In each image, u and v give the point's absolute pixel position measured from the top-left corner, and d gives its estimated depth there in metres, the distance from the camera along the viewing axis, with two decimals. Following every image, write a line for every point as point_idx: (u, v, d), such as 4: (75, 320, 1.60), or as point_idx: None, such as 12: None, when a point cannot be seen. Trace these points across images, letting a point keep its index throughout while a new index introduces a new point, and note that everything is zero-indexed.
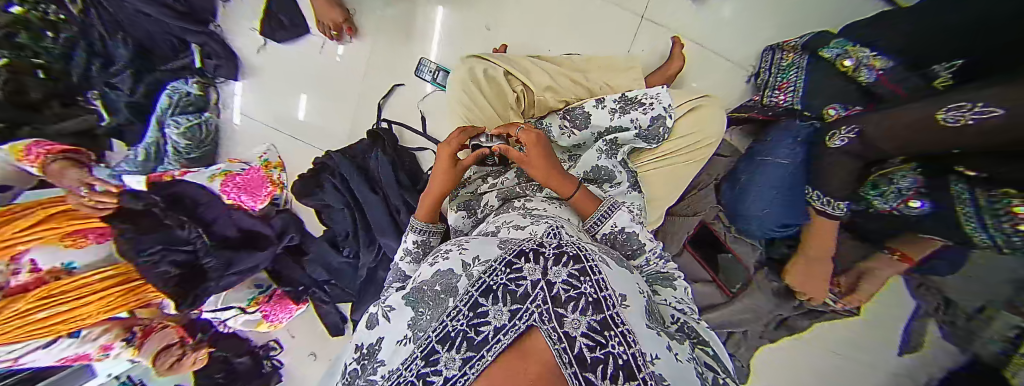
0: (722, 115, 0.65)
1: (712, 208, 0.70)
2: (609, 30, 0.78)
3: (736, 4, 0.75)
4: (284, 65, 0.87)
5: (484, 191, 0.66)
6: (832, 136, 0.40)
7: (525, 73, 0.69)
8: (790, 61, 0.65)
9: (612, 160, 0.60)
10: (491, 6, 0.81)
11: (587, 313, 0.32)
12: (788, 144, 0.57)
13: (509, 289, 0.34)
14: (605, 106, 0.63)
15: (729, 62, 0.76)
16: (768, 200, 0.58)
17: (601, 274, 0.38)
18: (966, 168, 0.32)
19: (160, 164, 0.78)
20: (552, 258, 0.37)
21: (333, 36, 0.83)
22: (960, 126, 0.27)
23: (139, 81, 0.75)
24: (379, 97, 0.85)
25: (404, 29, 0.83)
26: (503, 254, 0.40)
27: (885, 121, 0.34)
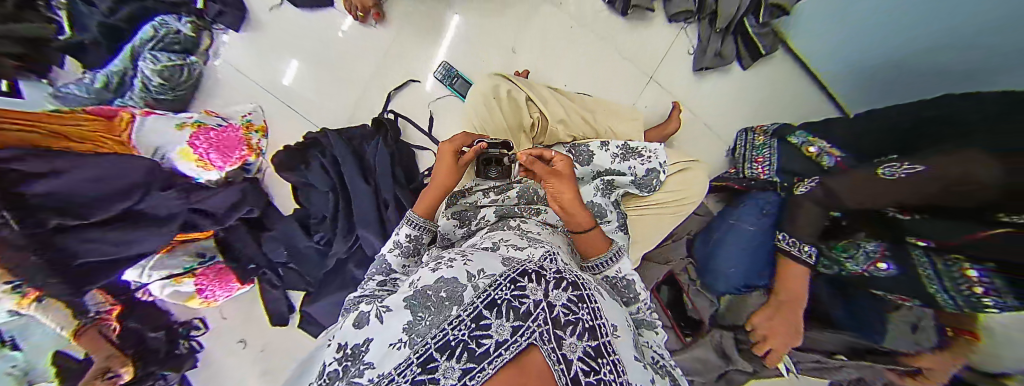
0: (705, 180, 0.72)
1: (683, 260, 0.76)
2: (623, 81, 0.85)
3: (733, 87, 0.85)
4: (293, 30, 0.82)
5: (484, 204, 0.67)
6: (802, 185, 0.54)
7: (544, 101, 0.72)
8: (761, 142, 0.73)
9: (605, 199, 0.64)
10: (520, 31, 0.84)
11: (584, 338, 0.33)
12: (755, 218, 0.67)
13: (513, 305, 0.33)
14: (607, 148, 0.67)
15: (716, 135, 0.86)
16: (737, 259, 0.66)
17: (596, 303, 0.39)
18: (917, 239, 0.40)
19: (119, 97, 0.69)
20: (552, 282, 0.38)
21: (358, 15, 0.81)
22: (894, 177, 0.37)
23: (123, 3, 0.68)
24: (390, 86, 0.83)
25: (431, 29, 0.84)
26: (506, 271, 0.39)
27: (847, 182, 0.44)
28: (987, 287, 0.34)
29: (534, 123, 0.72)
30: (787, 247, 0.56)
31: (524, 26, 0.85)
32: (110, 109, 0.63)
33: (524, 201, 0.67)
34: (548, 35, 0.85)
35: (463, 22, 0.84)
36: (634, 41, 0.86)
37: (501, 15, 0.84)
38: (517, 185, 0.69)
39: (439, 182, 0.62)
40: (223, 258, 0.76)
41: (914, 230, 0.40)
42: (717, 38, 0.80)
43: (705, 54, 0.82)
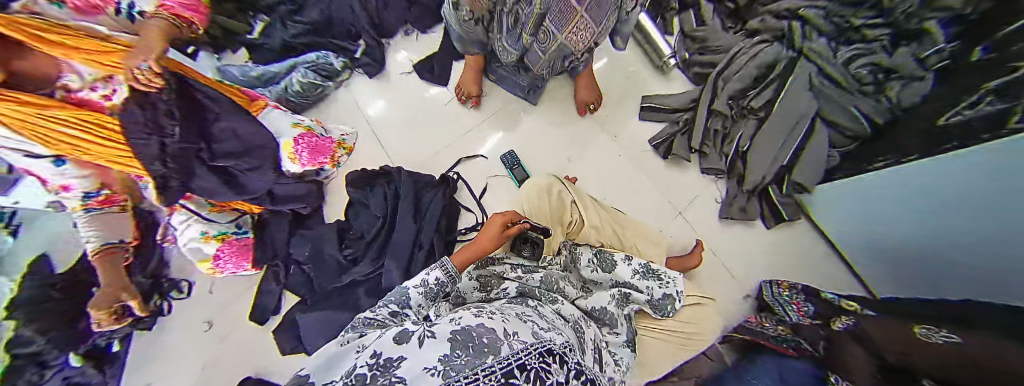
0: (716, 321, 0.78)
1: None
2: (653, 210, 0.99)
3: (744, 248, 0.98)
4: (407, 89, 1.03)
5: (509, 278, 0.68)
6: (839, 320, 0.69)
7: (584, 206, 0.84)
8: (787, 293, 0.86)
9: (618, 310, 0.68)
10: (580, 147, 1.03)
11: None
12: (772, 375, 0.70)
13: (542, 376, 0.36)
14: (630, 263, 0.74)
15: (733, 276, 0.96)
16: None
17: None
18: None
19: (262, 86, 0.90)
20: (572, 374, 0.42)
21: (462, 99, 1.02)
22: (932, 336, 0.51)
23: (305, 35, 0.95)
24: (463, 154, 0.99)
25: (511, 123, 1.03)
26: (536, 344, 0.44)
27: (875, 329, 0.61)
28: None
29: (573, 222, 0.83)
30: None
31: (585, 143, 1.03)
32: (256, 94, 0.83)
33: (549, 289, 0.66)
34: (603, 158, 1.02)
35: (538, 127, 1.03)
36: (667, 184, 1.01)
37: (568, 130, 1.04)
38: (541, 270, 0.70)
39: (482, 244, 0.68)
40: (253, 236, 0.84)
41: None
42: (742, 197, 0.96)
43: (731, 207, 0.96)
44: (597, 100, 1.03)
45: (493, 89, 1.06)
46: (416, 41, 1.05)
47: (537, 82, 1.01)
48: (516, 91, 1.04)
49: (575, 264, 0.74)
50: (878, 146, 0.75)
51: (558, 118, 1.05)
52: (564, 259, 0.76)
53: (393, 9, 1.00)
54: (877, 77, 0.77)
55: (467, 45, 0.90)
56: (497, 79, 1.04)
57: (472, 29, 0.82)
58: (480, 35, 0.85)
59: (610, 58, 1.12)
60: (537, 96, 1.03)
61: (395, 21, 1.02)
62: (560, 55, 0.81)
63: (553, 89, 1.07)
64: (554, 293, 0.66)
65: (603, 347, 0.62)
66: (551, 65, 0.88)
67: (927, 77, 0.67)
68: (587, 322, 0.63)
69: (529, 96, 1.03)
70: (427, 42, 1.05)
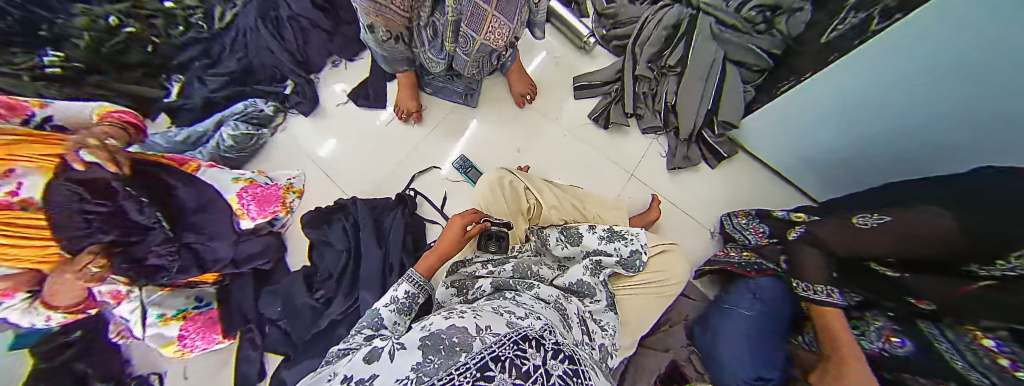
0: (686, 266, 0.83)
1: (681, 347, 0.87)
2: (607, 179, 1.04)
3: (698, 192, 1.04)
4: (345, 121, 1.02)
5: (481, 275, 0.68)
6: (793, 231, 0.76)
7: (539, 190, 0.87)
8: (743, 220, 0.94)
9: (594, 279, 0.72)
10: (527, 138, 1.07)
11: None
12: (749, 297, 0.76)
13: (516, 363, 0.37)
14: (594, 232, 0.79)
15: (694, 221, 1.02)
16: (740, 349, 0.73)
17: (588, 380, 0.42)
18: (916, 300, 0.52)
19: (191, 150, 0.86)
20: (550, 353, 0.43)
21: (404, 117, 1.03)
22: (866, 222, 0.57)
23: (227, 87, 0.93)
24: (415, 170, 1.00)
25: (457, 129, 1.05)
26: (510, 333, 0.44)
27: (819, 228, 0.67)
28: (1001, 344, 0.40)
29: (531, 208, 0.86)
30: (807, 293, 0.65)
31: (532, 133, 1.07)
32: (183, 157, 0.78)
33: (527, 274, 0.69)
34: (551, 142, 1.06)
35: (483, 127, 1.06)
36: (614, 152, 1.07)
37: (511, 125, 1.07)
38: (512, 260, 0.72)
39: (442, 247, 0.69)
40: (218, 306, 0.80)
41: (914, 291, 0.52)
42: (682, 147, 1.04)
43: (675, 157, 1.04)
44: (533, 88, 1.07)
45: (431, 102, 1.07)
46: (342, 72, 1.06)
47: (472, 85, 1.04)
48: (454, 98, 1.06)
49: (545, 246, 0.78)
50: (781, 73, 0.83)
51: (499, 115, 1.08)
52: (535, 244, 0.79)
53: (314, 46, 1.00)
54: (765, 17, 0.83)
55: (395, 66, 0.91)
56: (434, 91, 1.06)
57: (394, 47, 0.82)
58: (404, 53, 0.87)
59: (535, 46, 1.16)
60: (475, 97, 1.06)
61: (318, 57, 1.02)
62: (483, 56, 0.84)
63: (489, 88, 1.10)
64: (529, 278, 0.68)
65: (586, 316, 0.65)
66: (477, 65, 0.90)
67: (806, 7, 0.73)
68: (564, 299, 0.65)
69: (467, 99, 1.06)
70: (359, 70, 1.06)
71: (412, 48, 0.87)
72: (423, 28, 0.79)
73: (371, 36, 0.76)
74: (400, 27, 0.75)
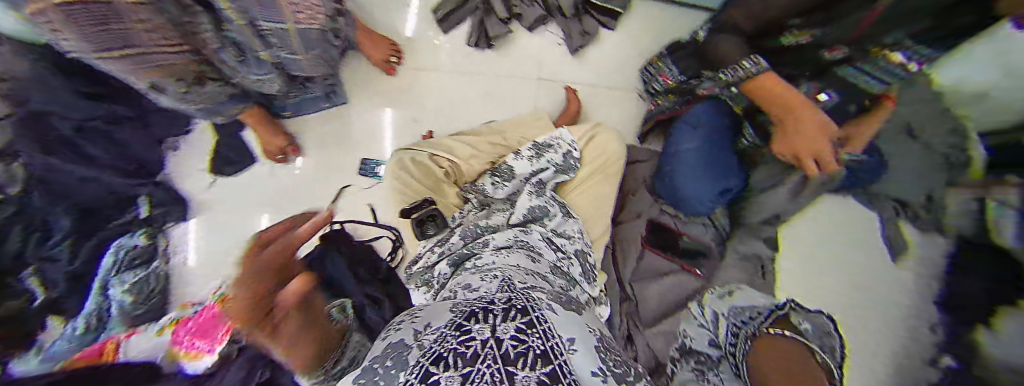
0: (617, 138, 0.89)
1: (648, 207, 0.91)
2: (520, 95, 1.08)
3: (603, 60, 1.10)
4: (230, 196, 1.00)
5: (435, 262, 0.65)
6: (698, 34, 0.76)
7: (448, 151, 0.84)
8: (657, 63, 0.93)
9: (542, 199, 0.74)
10: (416, 103, 1.04)
11: (537, 367, 0.34)
12: (690, 131, 0.81)
13: (460, 352, 0.34)
14: (523, 156, 0.78)
15: (610, 87, 1.10)
16: (694, 176, 0.80)
17: (547, 323, 0.41)
18: (829, 52, 0.55)
19: (101, 333, 0.75)
20: (500, 314, 0.40)
21: (280, 158, 0.98)
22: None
23: (79, 248, 0.77)
24: (328, 195, 1.01)
25: (341, 136, 1.04)
26: (452, 319, 0.40)
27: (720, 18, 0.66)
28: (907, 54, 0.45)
29: (449, 171, 0.83)
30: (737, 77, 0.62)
31: (417, 100, 1.06)
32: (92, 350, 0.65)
33: (477, 231, 0.67)
34: (448, 93, 1.07)
35: (367, 120, 1.03)
36: (515, 67, 1.09)
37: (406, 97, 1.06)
38: (455, 233, 0.68)
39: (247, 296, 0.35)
40: None
41: (824, 45, 0.55)
42: (575, 22, 1.07)
43: (572, 37, 1.07)
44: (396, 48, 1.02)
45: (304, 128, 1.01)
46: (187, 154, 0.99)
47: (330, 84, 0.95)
48: (325, 104, 0.98)
49: (486, 198, 0.77)
50: None
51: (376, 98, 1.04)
52: (477, 201, 0.78)
53: (134, 137, 0.83)
54: None
55: (223, 115, 0.76)
56: (294, 110, 0.95)
57: (211, 93, 0.67)
58: (224, 90, 0.70)
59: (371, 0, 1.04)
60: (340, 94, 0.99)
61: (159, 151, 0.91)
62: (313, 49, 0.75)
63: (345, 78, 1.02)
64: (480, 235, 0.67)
65: (552, 238, 0.68)
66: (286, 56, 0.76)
67: None
68: (519, 239, 0.65)
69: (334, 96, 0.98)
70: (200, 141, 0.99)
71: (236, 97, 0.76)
72: (224, 54, 0.62)
73: (165, 95, 0.61)
74: (190, 68, 0.59)
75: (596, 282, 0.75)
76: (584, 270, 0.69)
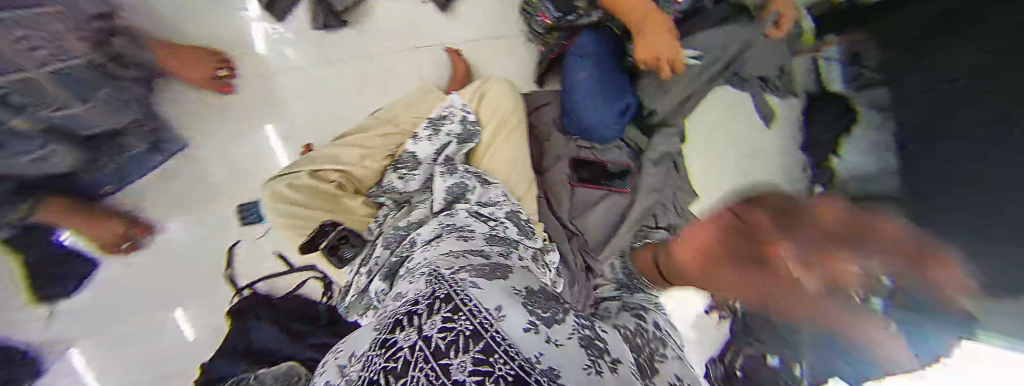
0: (509, 90, 0.90)
1: (565, 147, 1.00)
2: (402, 69, 1.15)
3: (470, 14, 1.18)
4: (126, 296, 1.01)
5: (371, 279, 0.68)
6: None
7: (333, 160, 0.80)
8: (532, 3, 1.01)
9: (454, 177, 0.76)
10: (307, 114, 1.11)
11: (471, 347, 0.35)
12: (582, 61, 0.94)
13: (387, 369, 0.34)
14: (421, 138, 0.80)
15: (488, 37, 1.18)
16: (592, 105, 0.92)
17: (472, 299, 0.43)
18: None
19: None
20: (425, 312, 0.41)
21: (119, 248, 0.99)
22: None
23: None
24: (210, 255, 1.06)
25: (242, 177, 1.09)
26: (378, 336, 0.41)
27: None
28: None
29: (341, 183, 0.80)
30: None
31: (276, 96, 1.10)
32: None
33: (401, 233, 0.71)
34: (331, 96, 1.13)
35: (253, 150, 1.09)
36: (387, 39, 1.14)
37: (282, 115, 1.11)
38: (380, 241, 0.73)
39: None
40: None
41: None
42: None
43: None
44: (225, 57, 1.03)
45: (165, 180, 1.04)
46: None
47: (156, 129, 0.93)
48: (140, 141, 0.90)
49: (403, 195, 0.78)
50: None
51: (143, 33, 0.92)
52: (395, 197, 0.79)
53: None
54: None
55: None
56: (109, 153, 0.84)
57: None
58: None
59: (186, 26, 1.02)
60: (169, 129, 0.98)
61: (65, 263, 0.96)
62: (121, 100, 0.81)
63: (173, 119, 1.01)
64: (409, 232, 0.71)
65: (477, 211, 0.70)
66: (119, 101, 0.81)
67: None
68: (445, 223, 0.66)
69: (167, 142, 0.98)
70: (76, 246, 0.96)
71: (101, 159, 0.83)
72: None
73: None
74: None
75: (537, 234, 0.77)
76: (519, 228, 0.71)
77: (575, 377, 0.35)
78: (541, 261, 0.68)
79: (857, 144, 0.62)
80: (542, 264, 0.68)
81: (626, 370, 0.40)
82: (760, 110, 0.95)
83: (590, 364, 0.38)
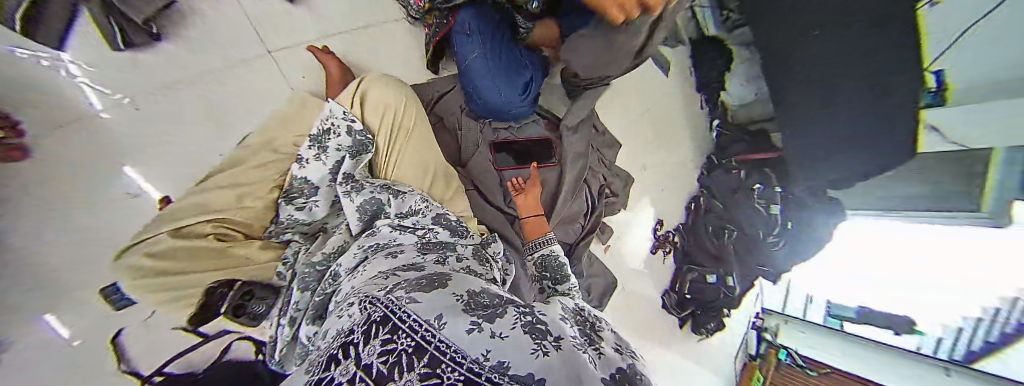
0: (393, 83, 0.81)
1: (481, 134, 1.00)
2: (265, 79, 1.06)
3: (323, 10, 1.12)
4: None
5: (295, 326, 0.59)
6: None
7: (202, 208, 0.67)
8: None
9: (365, 193, 0.67)
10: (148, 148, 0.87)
11: (415, 363, 0.28)
12: (468, 39, 0.84)
13: None
14: (308, 160, 0.69)
15: (352, 31, 1.15)
16: (497, 87, 0.88)
17: (408, 313, 0.35)
18: None
19: None
20: (359, 342, 0.33)
21: None
22: None
23: None
24: None
25: None
26: (314, 373, 0.33)
27: None
28: None
29: (221, 234, 0.67)
30: None
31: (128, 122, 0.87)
32: None
33: (319, 269, 0.62)
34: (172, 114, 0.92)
35: None
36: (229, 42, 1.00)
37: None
38: (296, 283, 0.62)
39: None
40: None
41: None
42: None
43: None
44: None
45: None
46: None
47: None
48: None
49: (307, 223, 0.69)
50: None
51: None
52: (295, 229, 0.69)
53: None
54: None
55: None
56: None
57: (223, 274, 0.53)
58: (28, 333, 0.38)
59: None
60: None
61: None
62: None
63: None
64: (329, 264, 0.63)
65: (401, 220, 0.64)
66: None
67: None
68: (368, 244, 0.59)
69: None
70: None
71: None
72: None
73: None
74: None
75: (472, 231, 0.73)
76: (449, 230, 0.65)
77: (523, 363, 0.29)
78: (483, 257, 0.63)
79: None
80: (484, 259, 0.63)
81: (570, 345, 0.33)
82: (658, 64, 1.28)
83: (535, 347, 0.31)
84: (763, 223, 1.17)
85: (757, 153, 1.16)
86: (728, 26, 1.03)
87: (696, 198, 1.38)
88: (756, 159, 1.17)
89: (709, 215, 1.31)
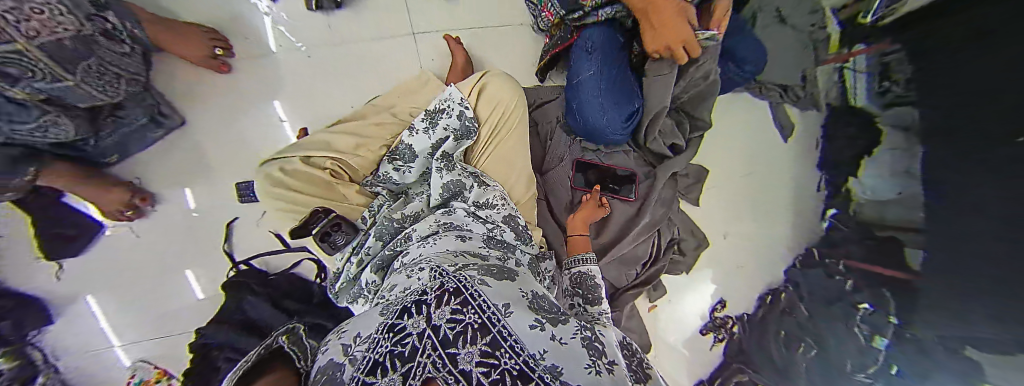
0: (504, 78, 0.85)
1: (569, 149, 1.01)
2: (401, 54, 1.20)
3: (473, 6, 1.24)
4: (93, 277, 1.02)
5: (361, 267, 0.68)
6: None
7: (325, 144, 0.80)
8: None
9: (453, 173, 0.72)
10: (305, 94, 1.15)
11: (478, 340, 0.31)
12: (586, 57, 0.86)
13: (396, 354, 0.30)
14: (417, 130, 0.77)
15: (488, 28, 1.24)
16: (602, 109, 0.88)
17: (480, 293, 0.38)
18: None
19: None
20: (432, 303, 0.36)
21: (129, 214, 1.00)
22: None
23: None
24: (221, 236, 1.07)
25: (246, 156, 1.11)
26: (385, 319, 0.37)
27: None
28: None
29: (334, 171, 0.78)
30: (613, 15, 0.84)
31: (274, 80, 1.13)
32: None
33: (395, 225, 0.69)
34: (331, 73, 1.17)
35: (262, 129, 1.12)
36: (387, 23, 1.19)
37: (277, 92, 1.14)
38: (373, 231, 0.70)
39: None
40: None
41: None
42: None
43: None
44: (222, 35, 1.07)
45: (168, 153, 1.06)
46: (9, 251, 0.97)
47: (157, 104, 0.98)
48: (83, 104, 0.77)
49: (396, 185, 0.78)
50: None
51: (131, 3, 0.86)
52: (389, 189, 0.78)
53: None
54: None
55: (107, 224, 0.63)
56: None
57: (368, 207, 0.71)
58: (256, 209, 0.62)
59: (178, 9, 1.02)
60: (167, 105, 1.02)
61: (73, 226, 0.98)
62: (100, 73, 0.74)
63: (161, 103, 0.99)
64: (404, 226, 0.69)
65: (476, 210, 0.69)
66: (116, 90, 0.81)
67: None
68: (443, 221, 0.65)
69: (166, 116, 1.02)
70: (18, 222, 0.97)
71: (102, 138, 0.90)
72: None
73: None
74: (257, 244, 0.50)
75: (534, 240, 0.75)
76: (515, 233, 0.68)
77: (575, 374, 0.31)
78: (537, 268, 0.65)
79: (872, 170, 0.79)
80: (539, 271, 0.65)
81: (622, 371, 0.34)
82: (778, 117, 1.10)
83: (589, 363, 0.33)
84: (854, 354, 0.76)
85: (880, 266, 0.74)
86: (890, 99, 0.75)
87: (774, 292, 1.01)
88: (880, 275, 0.74)
89: (787, 318, 0.94)
